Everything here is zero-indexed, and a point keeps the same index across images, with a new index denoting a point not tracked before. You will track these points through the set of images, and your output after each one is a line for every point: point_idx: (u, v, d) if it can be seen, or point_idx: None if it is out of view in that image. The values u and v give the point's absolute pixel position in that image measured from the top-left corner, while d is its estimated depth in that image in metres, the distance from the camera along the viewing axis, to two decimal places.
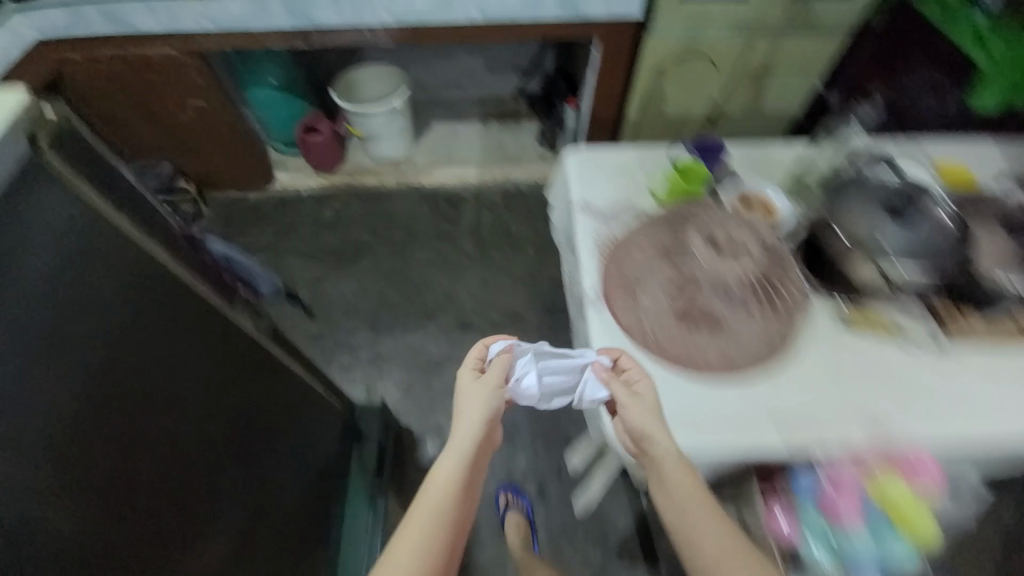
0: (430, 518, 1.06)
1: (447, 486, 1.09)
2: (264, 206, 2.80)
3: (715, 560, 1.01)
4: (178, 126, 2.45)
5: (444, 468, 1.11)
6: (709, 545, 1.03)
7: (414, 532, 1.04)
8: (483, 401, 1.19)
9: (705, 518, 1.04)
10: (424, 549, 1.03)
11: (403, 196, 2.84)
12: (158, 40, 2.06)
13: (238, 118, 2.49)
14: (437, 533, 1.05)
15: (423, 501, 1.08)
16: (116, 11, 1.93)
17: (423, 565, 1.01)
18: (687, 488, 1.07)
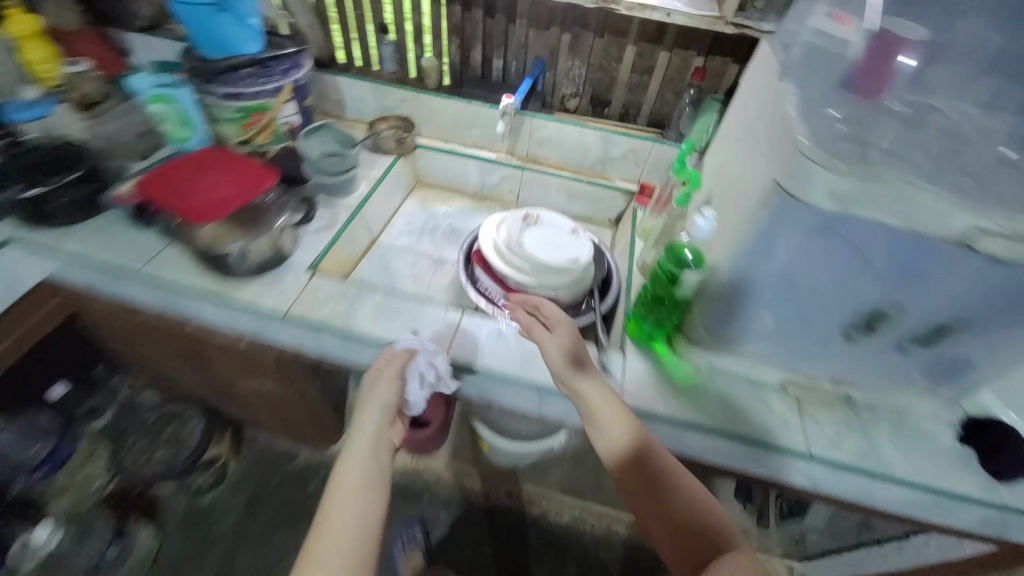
0: (348, 511, 0.88)
1: (359, 474, 0.94)
2: (315, 486, 1.92)
3: (682, 490, 0.87)
4: (233, 390, 1.58)
5: (353, 460, 0.97)
6: (671, 495, 0.87)
7: (350, 521, 0.87)
8: (375, 416, 1.03)
9: (664, 463, 0.89)
10: (364, 547, 0.85)
11: (518, 528, 1.96)
12: (224, 336, 1.20)
13: (322, 400, 1.56)
14: (366, 515, 0.89)
15: (336, 485, 0.92)
16: (183, 306, 1.10)
17: (359, 530, 0.86)
18: (620, 420, 0.90)
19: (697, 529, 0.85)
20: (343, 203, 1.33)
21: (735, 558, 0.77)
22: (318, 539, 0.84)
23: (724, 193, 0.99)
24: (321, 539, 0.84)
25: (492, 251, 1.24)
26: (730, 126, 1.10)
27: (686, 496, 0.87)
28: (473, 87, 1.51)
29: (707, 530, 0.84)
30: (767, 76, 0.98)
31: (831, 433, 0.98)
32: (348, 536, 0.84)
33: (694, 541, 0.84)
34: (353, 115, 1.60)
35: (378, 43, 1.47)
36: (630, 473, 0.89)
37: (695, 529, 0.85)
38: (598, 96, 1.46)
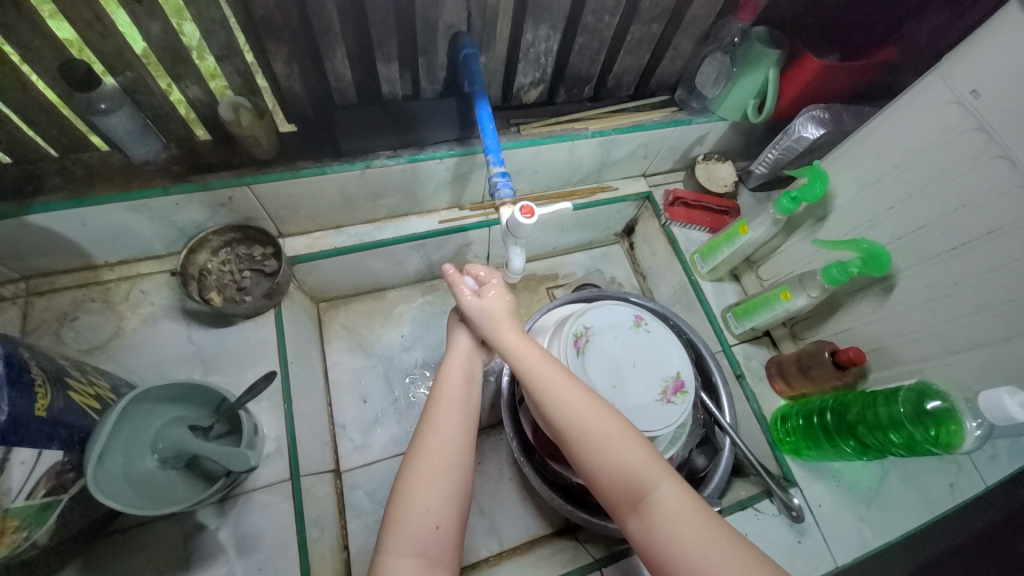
0: (448, 425, 0.57)
1: (463, 384, 0.61)
2: None
3: (585, 451, 0.56)
4: None
5: (455, 358, 0.63)
6: (582, 450, 0.56)
7: (425, 464, 0.54)
8: (468, 331, 0.66)
9: (585, 418, 0.57)
10: (460, 498, 0.54)
11: None
12: None
13: None
14: (462, 448, 0.56)
15: (440, 388, 0.60)
16: None
17: (451, 489, 0.53)
18: (562, 400, 0.58)
19: (619, 482, 0.54)
20: (262, 486, 0.69)
21: (669, 496, 0.52)
22: (398, 505, 0.52)
23: (965, 312, 0.62)
24: (396, 506, 0.52)
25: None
26: (925, 167, 0.62)
27: (597, 464, 0.55)
28: (352, 130, 0.76)
29: (645, 471, 0.53)
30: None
31: None
32: (435, 502, 0.52)
33: (631, 496, 0.53)
34: (116, 257, 0.76)
35: (88, 112, 0.60)
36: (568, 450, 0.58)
37: (614, 490, 0.54)
38: (574, 74, 0.84)
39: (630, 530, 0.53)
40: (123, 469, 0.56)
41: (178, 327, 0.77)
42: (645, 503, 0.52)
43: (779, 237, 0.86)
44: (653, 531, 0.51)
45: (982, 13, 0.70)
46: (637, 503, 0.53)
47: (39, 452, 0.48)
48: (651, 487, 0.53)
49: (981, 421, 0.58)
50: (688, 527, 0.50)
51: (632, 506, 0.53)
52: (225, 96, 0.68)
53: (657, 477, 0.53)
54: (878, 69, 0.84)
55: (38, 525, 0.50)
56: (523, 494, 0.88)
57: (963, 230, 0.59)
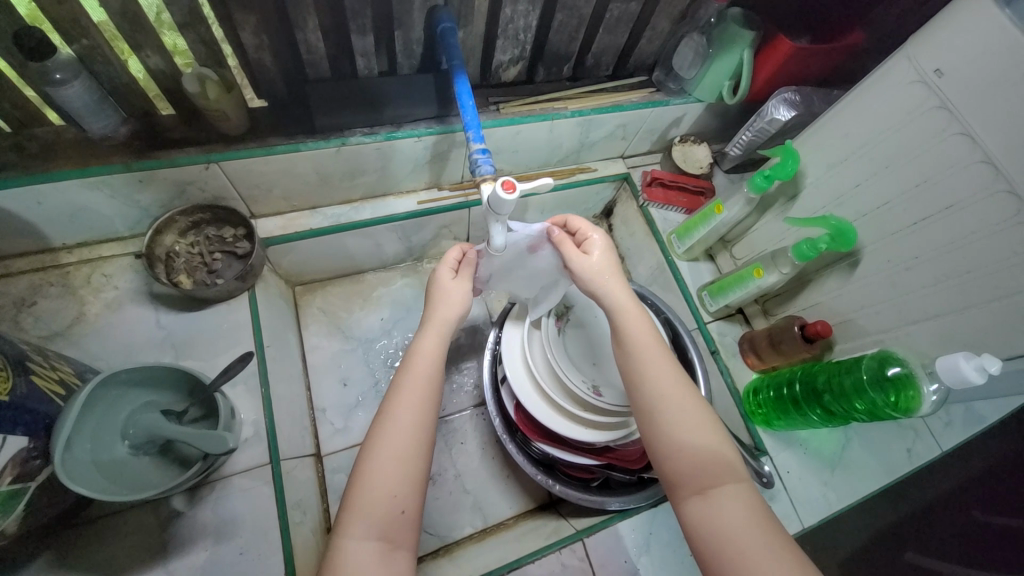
0: (415, 405, 0.54)
1: (434, 365, 0.58)
2: None
3: (668, 427, 0.57)
4: None
5: (425, 336, 0.59)
6: (667, 428, 0.57)
7: (392, 447, 0.52)
8: (461, 296, 0.63)
9: (679, 402, 0.58)
10: (419, 480, 0.52)
11: None
12: None
13: None
14: (426, 430, 0.54)
15: (407, 370, 0.57)
16: None
17: (416, 472, 0.52)
18: (666, 384, 0.59)
19: (694, 466, 0.55)
20: (240, 471, 0.67)
21: (740, 492, 0.53)
22: (363, 484, 0.50)
23: (923, 284, 0.65)
24: (360, 486, 0.50)
25: (540, 410, 0.73)
26: (889, 144, 0.65)
27: (681, 441, 0.56)
28: (327, 105, 0.73)
29: (724, 464, 0.55)
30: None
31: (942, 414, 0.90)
32: (398, 485, 0.50)
33: (701, 482, 0.54)
34: (75, 238, 0.72)
35: (41, 82, 0.57)
36: (647, 425, 0.59)
37: (686, 473, 0.55)
38: (553, 52, 0.84)
39: (689, 513, 0.54)
40: (92, 455, 0.54)
41: (146, 312, 0.74)
42: (715, 490, 0.53)
43: (753, 217, 0.88)
44: (716, 516, 0.52)
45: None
46: (707, 489, 0.53)
47: (4, 438, 0.46)
48: (726, 478, 0.54)
49: (938, 385, 0.63)
50: (753, 525, 0.51)
51: (698, 490, 0.54)
52: (189, 67, 0.65)
53: (733, 470, 0.55)
54: (847, 53, 0.86)
55: (7, 513, 0.48)
56: (506, 472, 0.89)
57: (921, 206, 0.63)
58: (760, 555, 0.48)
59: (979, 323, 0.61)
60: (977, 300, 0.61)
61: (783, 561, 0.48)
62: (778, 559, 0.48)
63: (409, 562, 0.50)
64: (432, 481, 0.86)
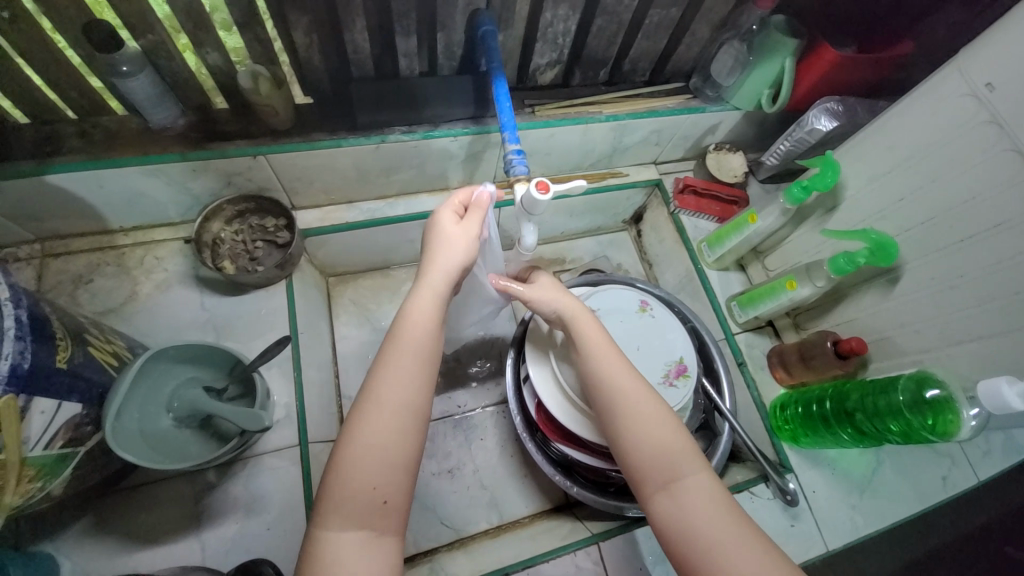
0: (406, 386, 0.54)
1: (419, 346, 0.56)
2: None
3: (626, 425, 0.58)
4: None
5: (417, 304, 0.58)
6: (625, 427, 0.58)
7: (370, 436, 0.51)
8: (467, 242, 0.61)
9: (633, 398, 0.59)
10: (407, 467, 0.52)
11: None
12: None
13: None
14: (416, 411, 0.53)
15: (398, 344, 0.55)
16: None
17: (405, 457, 0.51)
18: (619, 383, 0.60)
19: (653, 462, 0.56)
20: (270, 451, 0.70)
21: (701, 483, 0.54)
22: (341, 473, 0.50)
23: (968, 304, 0.63)
24: (337, 477, 0.50)
25: (558, 413, 0.73)
26: (937, 158, 0.62)
27: (638, 438, 0.57)
28: (369, 103, 0.76)
29: (684, 455, 0.55)
30: None
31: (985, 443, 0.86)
32: (379, 476, 0.50)
33: (662, 477, 0.55)
34: (132, 222, 0.77)
35: (111, 74, 0.61)
36: (608, 425, 0.60)
37: (647, 470, 0.55)
38: (590, 57, 0.84)
39: (657, 510, 0.54)
40: (139, 426, 0.58)
41: (191, 294, 0.78)
42: (676, 484, 0.54)
43: (787, 228, 0.86)
44: (683, 511, 0.53)
45: (999, 9, 0.70)
46: (670, 483, 0.54)
47: (60, 404, 0.50)
48: (686, 471, 0.55)
49: (979, 410, 0.60)
50: (718, 517, 0.51)
51: (662, 486, 0.54)
52: (244, 64, 0.69)
53: (692, 462, 0.55)
54: (895, 63, 0.84)
55: (53, 476, 0.52)
56: (523, 472, 0.90)
57: (970, 223, 0.60)
58: (727, 544, 0.50)
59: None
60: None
61: (749, 550, 0.49)
62: (746, 549, 0.49)
63: (396, 548, 0.50)
64: (451, 475, 0.88)
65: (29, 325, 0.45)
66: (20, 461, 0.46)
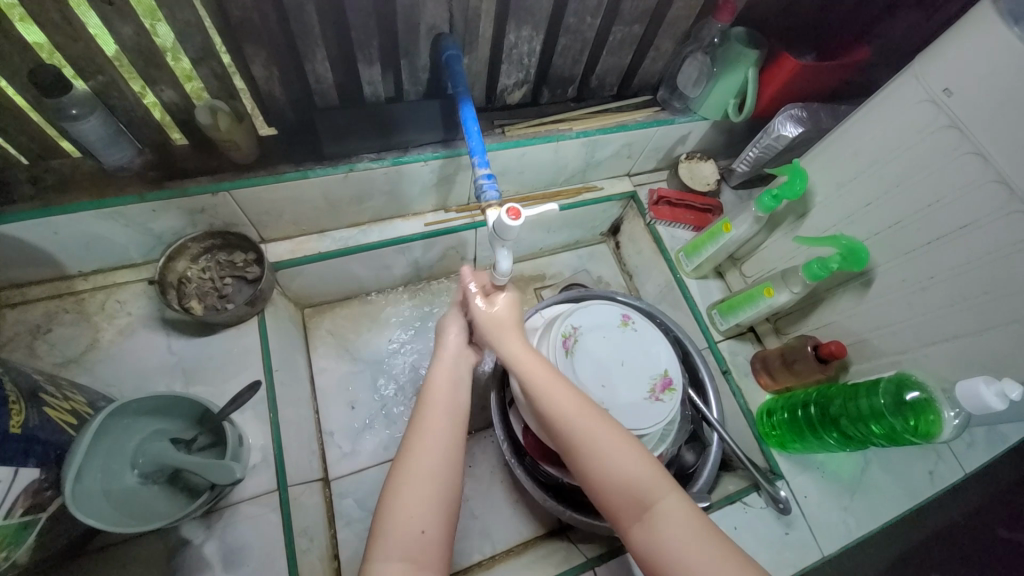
0: (435, 432, 0.56)
1: (452, 395, 0.60)
2: None
3: (590, 461, 0.56)
4: None
5: (441, 366, 0.63)
6: (592, 461, 0.56)
7: (417, 465, 0.54)
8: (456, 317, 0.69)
9: (590, 428, 0.57)
10: (448, 502, 0.53)
11: None
12: None
13: None
14: (451, 451, 0.56)
15: (428, 398, 0.59)
16: None
17: (440, 490, 0.53)
18: (578, 417, 0.58)
19: (623, 493, 0.55)
20: (248, 498, 0.67)
21: (675, 505, 0.54)
22: (386, 515, 0.52)
23: (941, 304, 0.64)
24: (384, 516, 0.52)
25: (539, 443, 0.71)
26: (900, 163, 0.64)
27: (605, 472, 0.55)
28: (334, 132, 0.74)
29: (652, 482, 0.55)
30: None
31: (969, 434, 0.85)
32: (420, 505, 0.52)
33: (636, 507, 0.54)
34: (90, 266, 0.74)
35: (58, 118, 0.58)
36: (572, 462, 0.58)
37: (621, 502, 0.55)
38: (557, 75, 0.84)
39: (634, 540, 0.54)
40: (102, 484, 0.55)
41: (158, 337, 0.75)
42: (652, 512, 0.53)
43: (761, 235, 0.87)
44: (659, 540, 0.52)
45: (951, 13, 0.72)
46: (644, 513, 0.54)
47: (17, 471, 0.46)
48: (657, 496, 0.54)
49: (958, 410, 0.61)
50: (693, 539, 0.51)
51: (638, 516, 0.54)
52: (202, 99, 0.67)
53: (662, 485, 0.55)
54: (854, 68, 0.86)
55: (18, 545, 0.48)
56: (515, 496, 0.88)
57: (935, 226, 0.61)
58: (703, 563, 0.50)
59: (1001, 346, 0.60)
60: (996, 321, 0.59)
61: (726, 565, 0.49)
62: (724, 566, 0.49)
63: None
64: None
65: None
66: None
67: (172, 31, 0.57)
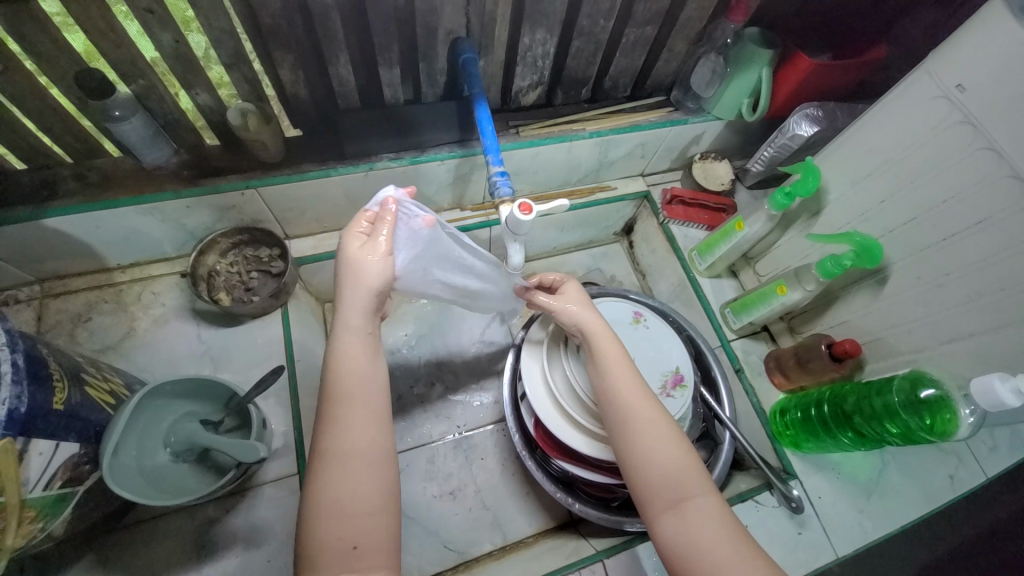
0: (358, 435, 0.52)
1: (365, 381, 0.54)
2: None
3: (637, 444, 0.58)
4: None
5: (347, 345, 0.55)
6: (634, 443, 0.58)
7: (336, 474, 0.50)
8: (385, 262, 0.56)
9: (644, 413, 0.59)
10: (380, 509, 0.50)
11: None
12: None
13: None
14: (379, 452, 0.52)
15: (341, 394, 0.53)
16: None
17: (375, 497, 0.50)
18: (630, 402, 0.60)
19: (663, 482, 0.56)
20: (270, 481, 0.70)
21: (710, 504, 0.54)
22: (310, 526, 0.49)
23: (956, 302, 0.63)
24: (308, 528, 0.49)
25: (559, 430, 0.72)
26: (914, 161, 0.63)
27: (649, 457, 0.57)
28: (356, 133, 0.78)
29: (692, 477, 0.56)
30: None
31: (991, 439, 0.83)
32: (348, 518, 0.49)
33: (671, 495, 0.55)
34: (128, 260, 0.79)
35: (102, 119, 0.63)
36: (619, 441, 0.60)
37: (656, 489, 0.55)
38: (571, 77, 0.86)
39: (662, 528, 0.54)
40: (137, 462, 0.59)
41: (188, 327, 0.79)
42: (686, 505, 0.54)
43: (775, 234, 0.87)
44: (689, 531, 0.53)
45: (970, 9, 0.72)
46: (678, 503, 0.54)
47: (57, 444, 0.50)
48: (694, 491, 0.55)
49: (974, 408, 0.60)
50: (723, 538, 0.52)
51: (670, 505, 0.55)
52: (234, 102, 0.71)
53: (702, 484, 0.56)
54: (870, 67, 0.85)
55: (53, 516, 0.52)
56: (526, 489, 0.89)
57: (950, 222, 0.61)
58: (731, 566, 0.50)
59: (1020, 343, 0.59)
60: (1013, 318, 0.58)
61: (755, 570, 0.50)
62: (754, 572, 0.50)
63: None
64: (452, 496, 0.87)
65: (24, 368, 0.46)
66: (19, 504, 0.46)
67: (207, 38, 0.62)
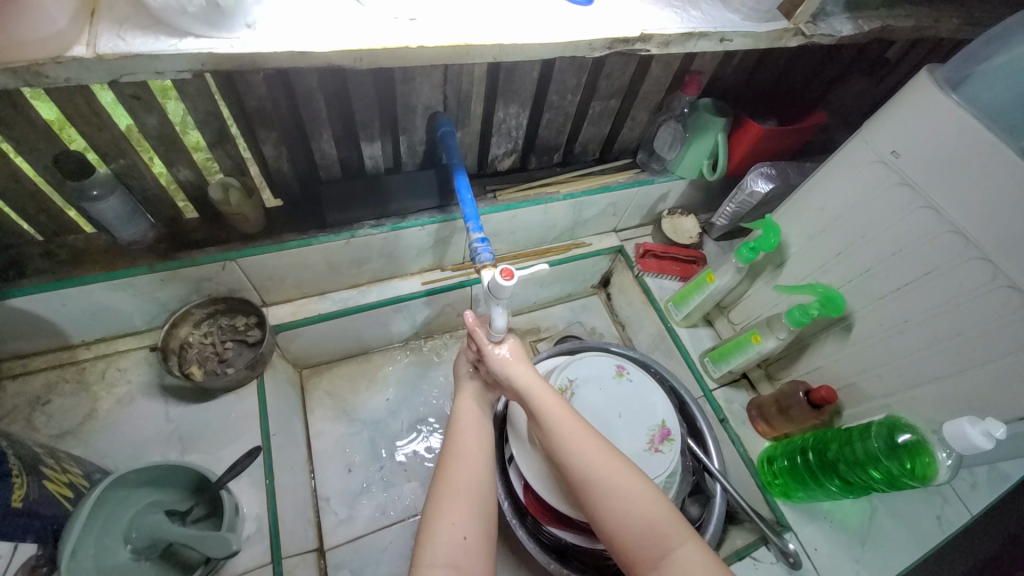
0: (476, 462, 0.61)
1: (482, 421, 0.67)
2: None
3: (607, 503, 0.57)
4: None
5: (464, 402, 0.69)
6: (603, 498, 0.57)
7: (458, 484, 0.59)
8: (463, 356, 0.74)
9: (607, 469, 0.58)
10: (488, 516, 0.58)
11: None
12: None
13: None
14: (488, 479, 0.61)
15: (459, 425, 0.65)
16: None
17: (485, 507, 0.58)
18: (589, 454, 0.59)
19: (639, 538, 0.55)
20: (241, 573, 0.65)
21: (691, 553, 0.54)
22: (431, 523, 0.56)
23: (918, 346, 0.66)
24: (428, 533, 0.56)
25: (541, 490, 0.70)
26: (862, 217, 0.69)
27: (620, 515, 0.56)
28: (336, 202, 0.78)
29: (668, 526, 0.55)
30: (980, 167, 0.55)
31: (968, 475, 0.85)
32: (463, 513, 0.57)
33: (651, 552, 0.54)
34: (94, 337, 0.75)
35: (79, 199, 0.62)
36: (586, 502, 0.58)
37: (636, 548, 0.55)
38: (543, 144, 0.92)
39: None
40: (94, 561, 0.52)
41: (156, 405, 0.75)
42: (667, 560, 0.54)
43: (744, 283, 0.91)
44: None
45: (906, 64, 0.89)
46: (659, 561, 0.54)
47: (14, 546, 0.45)
48: (672, 543, 0.54)
49: (950, 450, 0.62)
50: None
51: (651, 565, 0.54)
52: (214, 176, 0.72)
53: (679, 533, 0.55)
54: (813, 130, 0.94)
55: None
56: (517, 560, 0.85)
57: (903, 272, 0.66)
58: None
59: (983, 385, 0.62)
60: (972, 361, 0.62)
61: None
62: None
63: None
64: None
65: None
66: None
67: (193, 119, 0.63)
